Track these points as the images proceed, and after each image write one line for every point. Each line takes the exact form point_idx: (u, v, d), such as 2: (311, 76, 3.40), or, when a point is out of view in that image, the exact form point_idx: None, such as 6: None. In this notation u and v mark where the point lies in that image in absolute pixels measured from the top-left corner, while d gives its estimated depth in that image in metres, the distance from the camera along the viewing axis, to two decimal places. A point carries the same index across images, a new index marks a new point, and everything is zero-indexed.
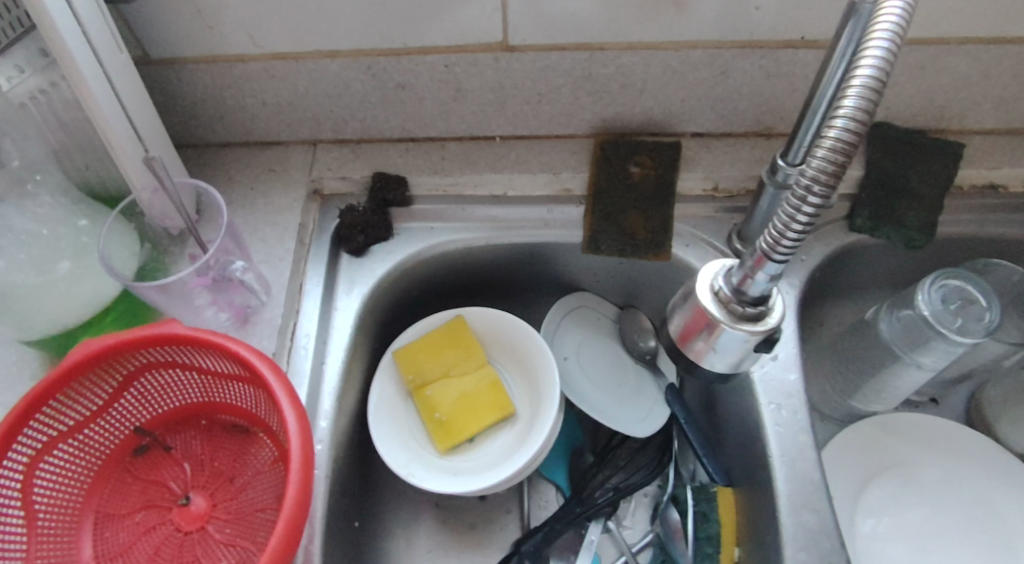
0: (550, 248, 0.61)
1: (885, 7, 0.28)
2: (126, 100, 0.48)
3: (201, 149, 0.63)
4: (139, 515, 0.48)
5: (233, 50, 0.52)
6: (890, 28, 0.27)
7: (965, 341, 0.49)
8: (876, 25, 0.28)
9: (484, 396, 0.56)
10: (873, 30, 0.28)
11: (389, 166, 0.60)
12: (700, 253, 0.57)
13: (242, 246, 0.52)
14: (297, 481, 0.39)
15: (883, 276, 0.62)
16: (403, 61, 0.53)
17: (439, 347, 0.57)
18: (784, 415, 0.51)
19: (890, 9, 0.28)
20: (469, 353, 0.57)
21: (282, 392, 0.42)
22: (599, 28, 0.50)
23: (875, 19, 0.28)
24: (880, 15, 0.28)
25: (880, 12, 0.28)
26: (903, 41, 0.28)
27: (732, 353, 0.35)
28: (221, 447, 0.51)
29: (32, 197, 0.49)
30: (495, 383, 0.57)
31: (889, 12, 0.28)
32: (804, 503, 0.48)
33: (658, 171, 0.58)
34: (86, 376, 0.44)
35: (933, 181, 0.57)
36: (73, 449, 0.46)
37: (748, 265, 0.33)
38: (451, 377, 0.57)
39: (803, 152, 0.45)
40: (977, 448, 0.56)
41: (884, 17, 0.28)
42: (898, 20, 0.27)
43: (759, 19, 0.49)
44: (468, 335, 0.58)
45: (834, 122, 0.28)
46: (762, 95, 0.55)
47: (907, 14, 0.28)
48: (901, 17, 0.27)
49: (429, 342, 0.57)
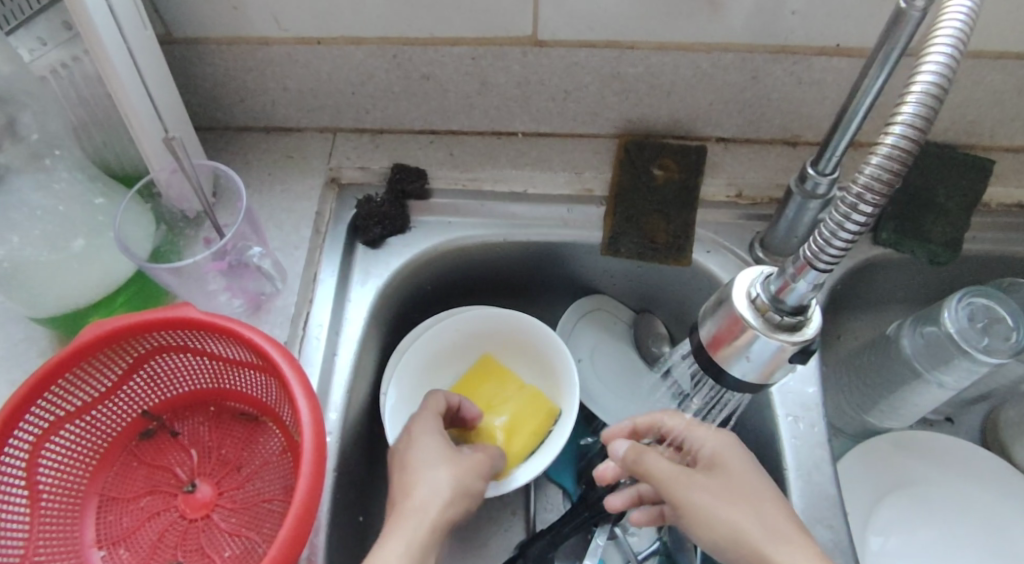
0: (568, 248, 0.60)
1: (950, 6, 0.27)
2: (147, 76, 0.47)
3: (219, 132, 0.62)
4: (143, 500, 0.47)
5: (258, 32, 0.52)
6: (955, 29, 0.26)
7: (990, 360, 0.48)
8: (940, 26, 0.26)
9: (519, 413, 0.55)
10: (936, 32, 0.26)
11: (410, 159, 0.59)
12: (721, 260, 0.57)
13: (258, 232, 0.51)
14: (309, 474, 0.38)
15: (904, 291, 0.61)
16: (429, 51, 0.52)
17: (480, 383, 0.58)
18: (801, 428, 0.50)
19: (955, 7, 0.26)
20: (502, 382, 0.58)
21: (295, 382, 0.41)
22: (629, 26, 0.49)
23: (938, 19, 0.27)
24: (945, 14, 0.26)
25: (945, 11, 0.27)
26: (967, 46, 0.26)
27: (766, 362, 0.34)
28: (228, 434, 0.50)
29: (49, 172, 0.47)
30: (535, 395, 0.56)
31: (954, 12, 0.26)
32: (819, 518, 0.47)
33: (682, 175, 0.57)
34: (96, 357, 0.44)
35: (961, 197, 0.55)
36: (80, 430, 0.46)
37: (789, 272, 0.31)
38: (495, 407, 0.56)
39: (834, 162, 0.44)
40: (991, 470, 0.56)
41: (947, 20, 0.26)
42: (962, 27, 0.26)
43: (795, 24, 0.48)
44: (496, 366, 0.59)
45: (891, 130, 0.27)
46: (792, 102, 0.55)
47: (973, 14, 0.26)
48: (968, 16, 0.26)
49: (466, 376, 0.59)
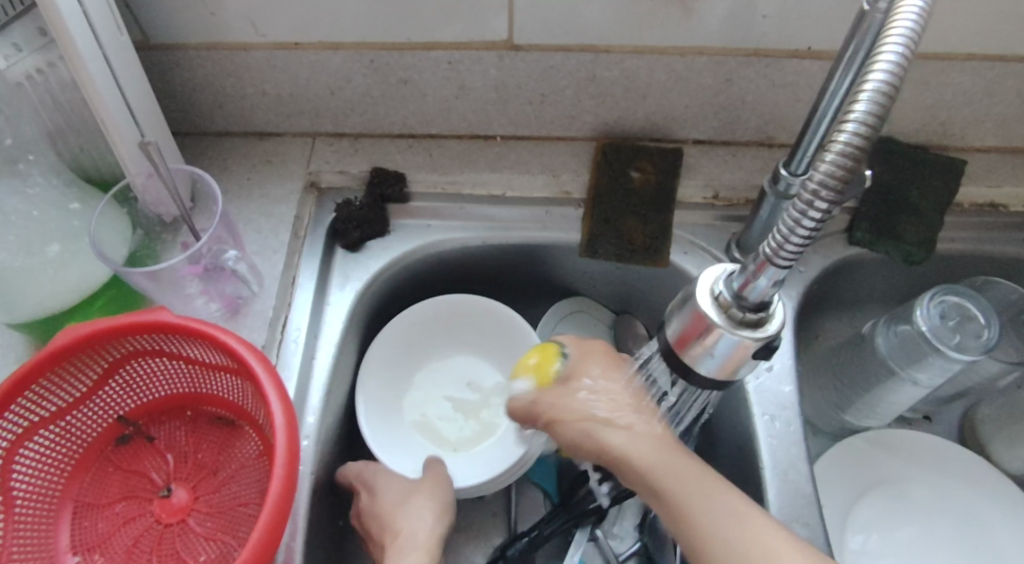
0: (547, 250, 0.60)
1: (901, 11, 0.27)
2: (122, 81, 0.47)
3: (199, 138, 0.62)
4: (119, 506, 0.47)
5: (236, 37, 0.52)
6: (905, 33, 0.26)
7: (963, 358, 0.49)
8: (891, 28, 0.27)
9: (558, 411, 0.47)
10: (888, 35, 0.27)
11: (388, 162, 0.60)
12: (698, 261, 0.57)
13: (235, 237, 0.51)
14: (282, 476, 0.38)
15: (881, 291, 0.62)
16: (406, 56, 0.53)
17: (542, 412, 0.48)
18: (777, 427, 0.50)
19: (905, 13, 0.27)
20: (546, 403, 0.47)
21: (269, 385, 0.41)
22: (603, 30, 0.50)
23: (891, 21, 0.27)
24: (896, 19, 0.27)
25: (897, 12, 0.27)
26: (918, 45, 0.26)
27: (729, 359, 0.35)
28: (205, 438, 0.50)
29: (24, 177, 0.49)
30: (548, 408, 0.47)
31: (905, 18, 0.27)
32: (795, 516, 0.47)
33: (659, 177, 0.58)
34: (71, 362, 0.43)
35: (934, 198, 0.56)
36: (55, 436, 0.45)
37: (750, 269, 0.32)
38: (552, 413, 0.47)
39: (806, 162, 0.45)
40: (968, 467, 0.56)
41: (900, 18, 0.26)
42: (913, 26, 0.26)
43: (766, 27, 0.49)
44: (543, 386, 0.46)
45: (844, 127, 0.27)
46: (766, 104, 0.55)
47: (923, 19, 0.27)
48: (917, 20, 0.26)
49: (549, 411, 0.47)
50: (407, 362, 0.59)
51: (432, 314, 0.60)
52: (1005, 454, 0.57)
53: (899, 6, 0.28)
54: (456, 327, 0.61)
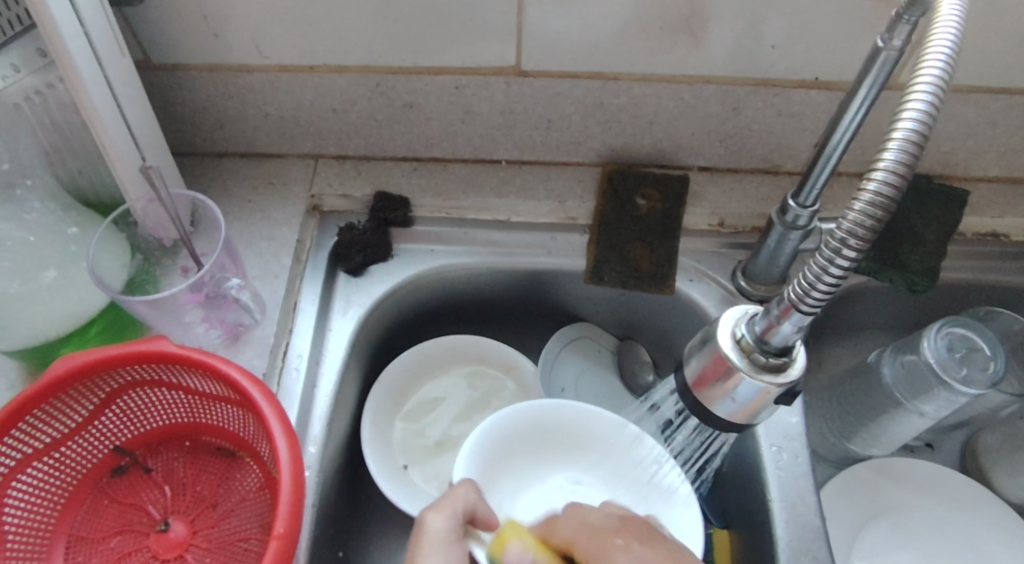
0: (552, 275, 0.60)
1: (931, 51, 0.27)
2: (126, 105, 0.46)
3: (199, 158, 0.61)
4: (114, 540, 0.46)
5: (240, 58, 0.51)
6: (934, 77, 0.26)
7: (969, 391, 0.49)
8: (919, 74, 0.26)
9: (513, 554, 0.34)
10: (917, 79, 0.26)
11: (392, 186, 0.59)
12: (703, 289, 0.57)
13: (236, 262, 0.50)
14: (287, 514, 0.37)
15: (884, 318, 0.62)
16: (413, 80, 0.52)
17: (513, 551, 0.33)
18: (785, 458, 0.50)
19: (935, 53, 0.26)
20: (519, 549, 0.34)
21: (274, 417, 0.40)
22: (612, 58, 0.50)
23: (918, 67, 0.27)
24: (925, 61, 0.26)
25: (924, 58, 0.27)
26: (948, 91, 0.26)
27: (750, 403, 0.34)
28: (203, 470, 0.49)
29: (20, 202, 0.48)
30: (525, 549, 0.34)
31: (934, 59, 0.26)
32: (804, 550, 0.46)
33: (665, 204, 0.58)
34: (70, 391, 0.42)
35: (937, 228, 0.56)
36: (49, 468, 0.44)
37: (773, 314, 0.31)
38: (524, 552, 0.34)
39: (815, 195, 0.45)
40: (973, 496, 0.56)
41: (928, 65, 0.26)
42: (942, 71, 0.26)
43: (774, 58, 0.49)
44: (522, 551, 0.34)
45: (873, 175, 0.27)
46: (773, 133, 0.55)
47: (953, 59, 0.26)
48: (946, 65, 0.26)
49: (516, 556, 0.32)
50: (403, 410, 0.58)
51: (435, 351, 0.60)
52: (1007, 483, 0.57)
53: (928, 43, 0.27)
54: (454, 368, 0.61)
